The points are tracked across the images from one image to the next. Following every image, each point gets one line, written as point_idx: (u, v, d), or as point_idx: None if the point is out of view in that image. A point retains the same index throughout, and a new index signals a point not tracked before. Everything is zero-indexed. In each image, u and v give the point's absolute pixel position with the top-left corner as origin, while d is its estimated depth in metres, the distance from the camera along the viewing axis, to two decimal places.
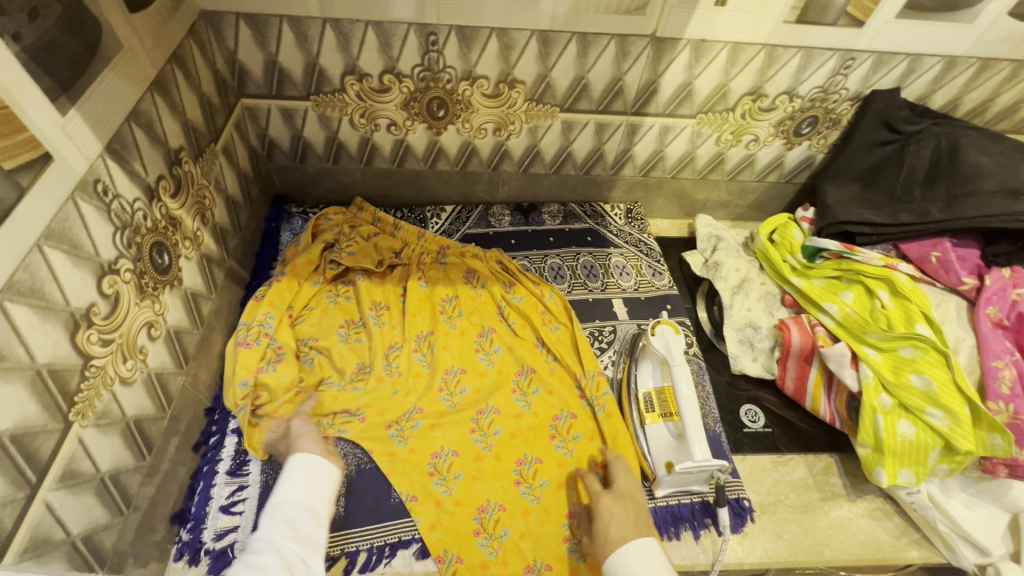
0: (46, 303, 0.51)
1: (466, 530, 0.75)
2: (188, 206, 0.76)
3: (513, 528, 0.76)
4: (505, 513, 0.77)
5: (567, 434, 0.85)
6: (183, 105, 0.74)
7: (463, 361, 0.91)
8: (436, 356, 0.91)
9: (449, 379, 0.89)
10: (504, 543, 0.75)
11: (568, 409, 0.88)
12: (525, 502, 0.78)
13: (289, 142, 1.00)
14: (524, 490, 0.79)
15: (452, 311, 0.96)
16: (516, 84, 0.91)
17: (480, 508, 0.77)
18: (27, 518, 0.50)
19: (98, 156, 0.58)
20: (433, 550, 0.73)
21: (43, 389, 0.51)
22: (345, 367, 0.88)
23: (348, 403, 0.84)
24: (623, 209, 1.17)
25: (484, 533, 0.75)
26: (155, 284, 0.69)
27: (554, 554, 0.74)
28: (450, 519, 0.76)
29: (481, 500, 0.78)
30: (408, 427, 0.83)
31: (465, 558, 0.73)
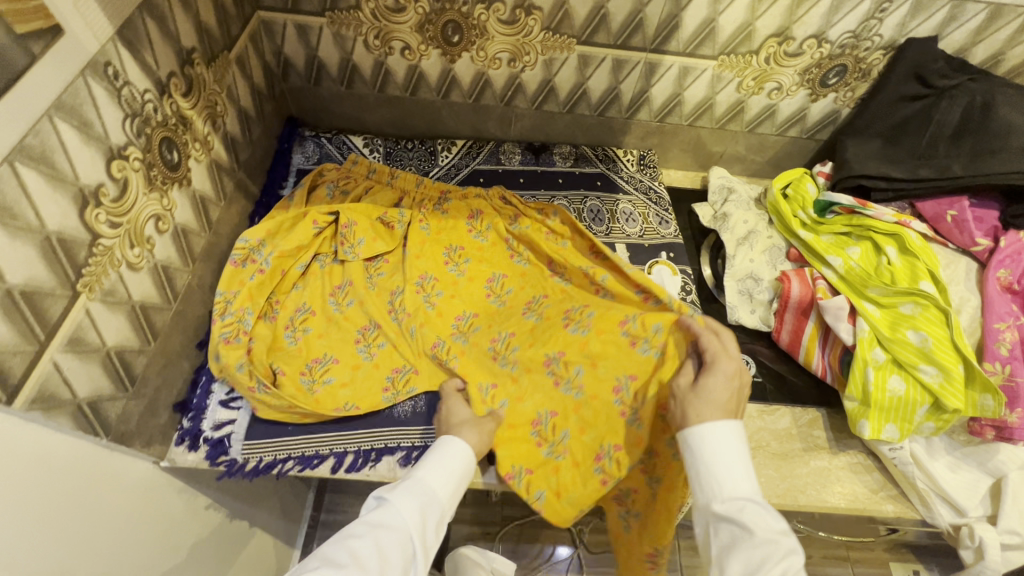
0: (55, 172, 0.53)
1: (527, 444, 0.80)
2: (199, 108, 0.78)
3: (570, 428, 0.79)
4: (558, 416, 0.80)
5: (579, 317, 0.85)
6: (198, 5, 0.75)
7: (474, 306, 0.94)
8: (445, 302, 0.93)
9: (461, 323, 0.91)
10: (568, 444, 0.79)
11: (580, 303, 0.88)
12: (571, 399, 0.80)
13: (304, 62, 1.00)
14: (564, 388, 0.81)
15: (458, 259, 0.98)
16: (534, 11, 0.88)
17: (535, 421, 0.81)
18: (36, 371, 0.53)
19: (109, 39, 0.59)
20: (503, 469, 0.77)
21: (51, 253, 0.54)
22: (364, 309, 0.90)
23: (371, 335, 0.88)
24: (636, 155, 1.15)
25: (546, 443, 0.79)
26: (164, 179, 0.71)
27: (617, 435, 0.76)
28: (511, 439, 0.79)
29: (532, 414, 0.81)
30: (447, 356, 0.85)
31: (533, 469, 0.79)
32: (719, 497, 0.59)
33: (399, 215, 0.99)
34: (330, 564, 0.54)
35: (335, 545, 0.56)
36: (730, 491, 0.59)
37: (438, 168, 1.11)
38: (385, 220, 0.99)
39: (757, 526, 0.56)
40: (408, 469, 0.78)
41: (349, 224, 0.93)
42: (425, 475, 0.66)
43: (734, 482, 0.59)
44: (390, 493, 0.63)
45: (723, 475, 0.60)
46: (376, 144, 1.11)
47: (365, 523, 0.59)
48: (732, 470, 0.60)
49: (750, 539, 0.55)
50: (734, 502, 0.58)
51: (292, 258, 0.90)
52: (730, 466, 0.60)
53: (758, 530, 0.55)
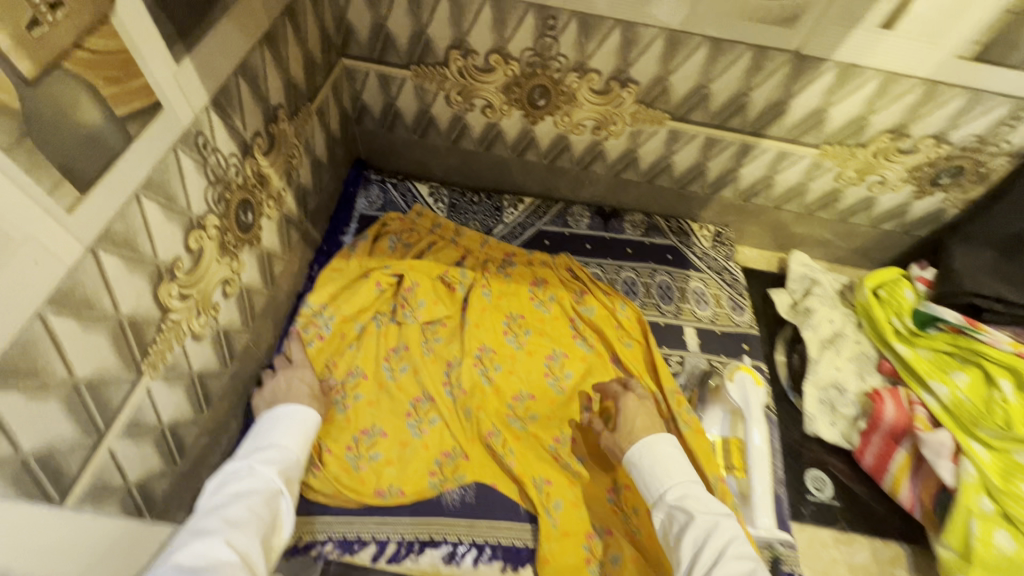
0: (135, 254, 0.50)
1: (577, 560, 0.73)
2: (278, 164, 0.74)
3: (624, 553, 0.74)
4: (613, 537, 0.75)
5: None
6: (289, 60, 0.72)
7: (533, 387, 0.88)
8: (503, 378, 0.87)
9: (517, 405, 0.86)
10: (616, 570, 0.73)
11: None
12: (628, 528, 0.76)
13: (381, 109, 0.97)
14: (621, 517, 0.77)
15: (519, 329, 0.93)
16: (629, 84, 0.83)
17: (589, 534, 0.75)
18: (92, 462, 0.50)
19: (204, 108, 0.56)
20: None
21: (122, 337, 0.50)
22: (418, 380, 0.86)
23: (423, 410, 0.83)
24: (712, 230, 1.08)
25: (595, 561, 0.74)
26: (236, 242, 0.68)
27: None
28: (561, 551, 0.73)
29: (587, 527, 0.76)
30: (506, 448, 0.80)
31: None
32: (664, 495, 0.64)
33: (459, 275, 0.95)
34: (196, 535, 0.49)
35: (199, 523, 0.51)
36: (675, 484, 0.64)
37: (503, 224, 1.06)
38: (444, 280, 0.95)
39: (704, 511, 0.61)
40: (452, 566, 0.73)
41: (411, 285, 0.91)
42: (279, 439, 0.63)
43: (676, 480, 0.65)
44: (246, 460, 0.59)
45: (667, 475, 0.65)
46: (442, 194, 1.07)
47: (224, 494, 0.54)
48: (673, 469, 0.66)
49: (694, 521, 0.60)
50: (679, 494, 0.63)
51: (350, 317, 0.87)
52: (671, 466, 0.66)
53: (702, 517, 0.60)
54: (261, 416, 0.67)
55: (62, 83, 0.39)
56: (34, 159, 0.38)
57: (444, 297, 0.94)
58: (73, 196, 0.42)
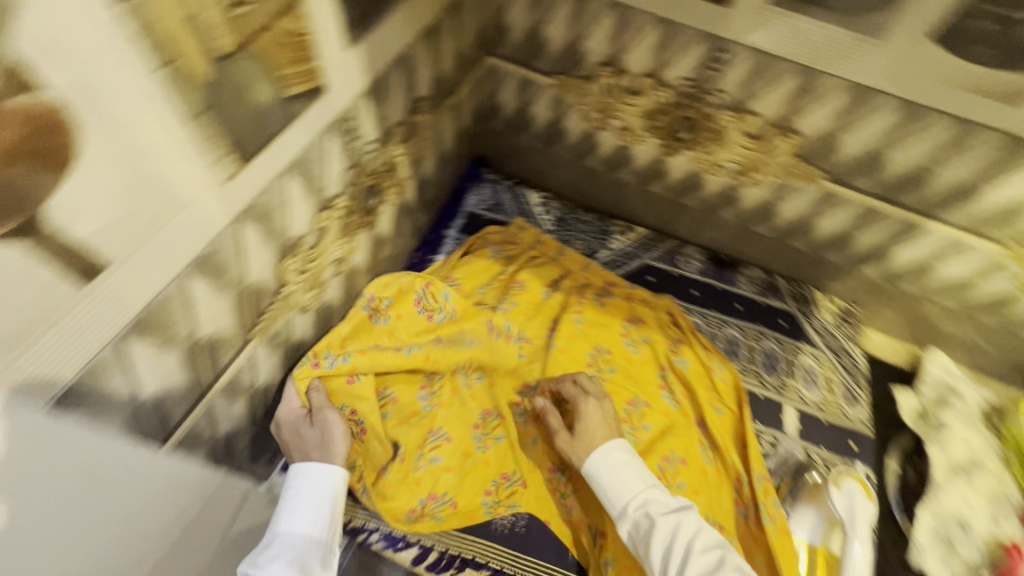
0: (271, 227, 0.51)
1: None
2: (409, 154, 0.75)
3: None
4: None
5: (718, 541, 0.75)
6: (443, 54, 0.71)
7: None
8: (578, 414, 0.83)
9: None
10: None
11: (718, 508, 0.77)
12: None
13: (513, 112, 0.95)
14: None
15: (603, 365, 0.89)
16: (790, 133, 0.75)
17: None
18: (193, 413, 0.52)
19: (360, 95, 0.56)
20: None
21: (243, 302, 0.52)
22: (491, 392, 0.84)
23: (491, 424, 0.82)
24: (838, 306, 0.97)
25: None
26: (357, 224, 0.68)
27: None
28: None
29: None
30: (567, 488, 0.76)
31: None
32: (626, 509, 0.67)
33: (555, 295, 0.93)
34: None
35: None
36: (634, 494, 0.68)
37: (608, 250, 1.02)
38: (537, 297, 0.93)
39: (664, 513, 0.65)
40: None
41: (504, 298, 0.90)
42: (286, 528, 0.59)
43: (630, 489, 0.68)
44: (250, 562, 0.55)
45: (624, 488, 0.68)
46: (552, 207, 1.05)
47: None
48: (626, 477, 0.69)
49: (657, 527, 0.64)
50: (639, 504, 0.67)
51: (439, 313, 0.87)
52: (626, 475, 0.69)
53: (663, 519, 0.64)
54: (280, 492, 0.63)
55: (249, 61, 0.40)
56: (210, 131, 0.39)
57: (534, 314, 0.92)
58: (234, 167, 0.43)
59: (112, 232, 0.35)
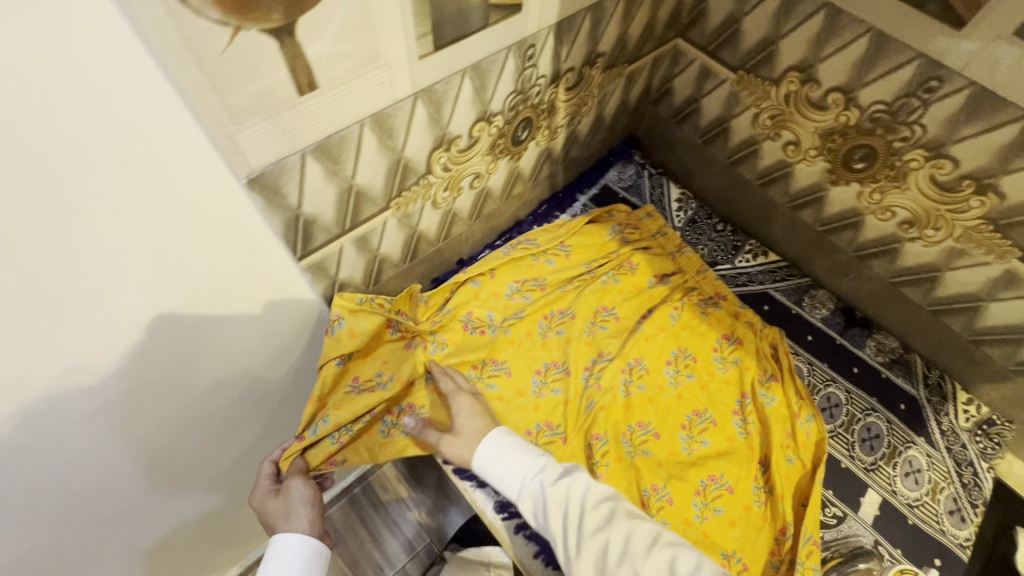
0: (437, 116, 0.59)
1: None
2: (570, 104, 0.79)
3: None
4: None
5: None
6: (634, 19, 0.74)
7: (663, 427, 0.81)
8: (639, 401, 0.83)
9: (637, 433, 0.81)
10: None
11: (748, 551, 0.73)
12: None
13: (684, 100, 0.95)
14: None
15: (682, 368, 0.86)
16: (988, 192, 0.66)
17: None
18: (328, 247, 0.63)
19: (547, 27, 0.61)
20: None
21: (393, 172, 0.61)
22: (565, 349, 0.86)
23: (553, 376, 0.84)
24: (980, 414, 0.83)
25: None
26: (504, 149, 0.75)
27: None
28: None
29: None
30: (603, 461, 0.78)
31: None
32: (522, 485, 0.59)
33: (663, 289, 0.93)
34: None
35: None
36: (522, 479, 0.59)
37: (731, 265, 0.98)
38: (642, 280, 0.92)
39: (556, 484, 0.57)
40: (498, 517, 0.75)
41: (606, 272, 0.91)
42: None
43: (519, 464, 0.60)
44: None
45: (510, 464, 0.61)
46: (689, 206, 1.04)
47: None
48: (516, 456, 0.61)
49: (548, 499, 0.56)
50: (533, 478, 0.59)
51: (542, 267, 0.90)
52: (511, 460, 0.61)
53: (554, 488, 0.56)
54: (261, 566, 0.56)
55: None
56: (421, 9, 0.47)
57: (633, 295, 0.92)
58: (428, 49, 0.51)
59: (330, 56, 0.44)
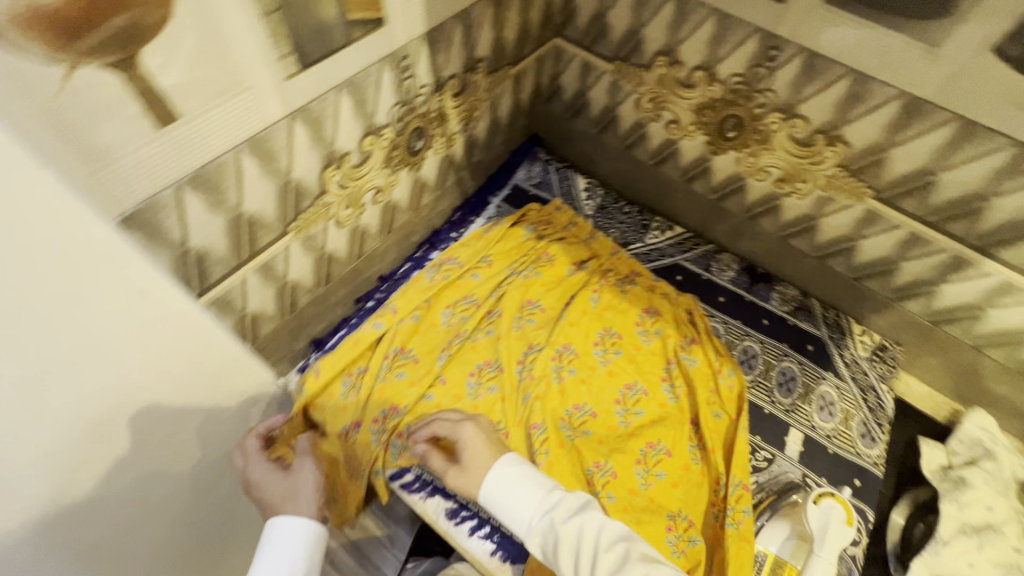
0: (319, 135, 0.60)
1: None
2: (460, 110, 0.81)
3: None
4: None
5: (684, 533, 0.74)
6: (507, 23, 0.78)
7: (599, 405, 0.84)
8: (573, 384, 0.86)
9: (575, 415, 0.83)
10: None
11: (693, 507, 0.76)
12: None
13: (573, 95, 1.00)
14: None
15: (610, 346, 0.90)
16: (837, 142, 0.73)
17: None
18: (228, 280, 0.62)
19: (417, 38, 0.64)
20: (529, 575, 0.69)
21: (284, 196, 0.61)
22: (495, 347, 0.88)
23: (487, 375, 0.86)
24: (875, 342, 0.92)
25: None
26: (400, 160, 0.76)
27: None
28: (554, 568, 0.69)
29: None
30: (546, 450, 0.79)
31: None
32: (530, 524, 0.57)
33: (582, 274, 0.97)
34: None
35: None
36: (527, 512, 0.58)
37: (642, 243, 1.03)
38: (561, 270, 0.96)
39: (568, 525, 0.55)
40: (452, 524, 0.74)
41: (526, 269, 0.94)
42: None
43: (529, 500, 0.58)
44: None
45: (520, 501, 0.58)
46: (596, 193, 1.09)
47: None
48: (524, 493, 0.59)
49: (561, 543, 0.54)
50: (541, 517, 0.57)
51: (469, 283, 0.93)
52: (518, 492, 0.59)
53: (566, 527, 0.55)
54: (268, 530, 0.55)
55: None
56: (278, 31, 0.48)
57: (555, 285, 0.95)
58: (294, 69, 0.52)
59: (187, 74, 0.44)
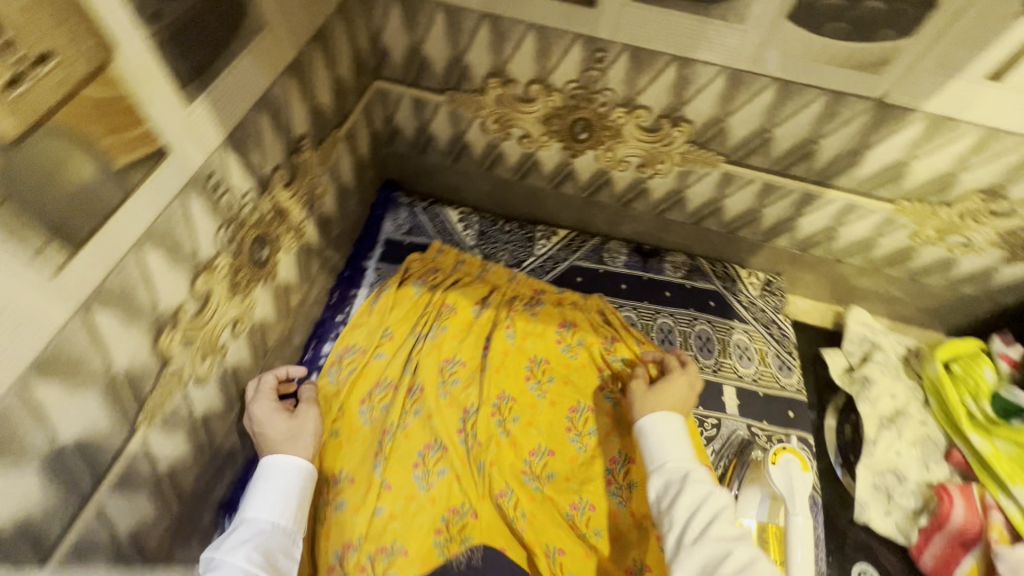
0: (133, 308, 0.47)
1: None
2: (299, 196, 0.70)
3: None
4: None
5: None
6: (317, 88, 0.68)
7: (553, 442, 0.82)
8: (521, 431, 0.82)
9: (535, 462, 0.80)
10: None
11: None
12: None
13: (414, 132, 0.92)
14: None
15: (542, 376, 0.87)
16: (681, 123, 0.75)
17: None
18: (77, 523, 0.47)
19: (217, 149, 0.52)
20: None
21: (115, 394, 0.48)
22: (429, 426, 0.81)
23: (432, 460, 0.79)
24: (762, 279, 1.00)
25: None
26: (249, 279, 0.64)
27: None
28: None
29: None
30: (518, 513, 0.75)
31: None
32: (665, 465, 0.66)
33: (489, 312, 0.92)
34: None
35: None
36: (672, 461, 0.66)
37: (534, 257, 1.01)
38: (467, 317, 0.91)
39: (700, 481, 0.63)
40: None
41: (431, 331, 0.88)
42: (255, 514, 0.55)
43: (679, 452, 0.67)
44: (213, 548, 0.51)
45: (670, 448, 0.67)
46: (472, 221, 1.03)
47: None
48: (675, 446, 0.68)
49: (686, 490, 0.62)
50: (680, 467, 0.65)
51: (377, 369, 0.85)
52: (675, 444, 0.68)
53: (696, 484, 0.62)
54: (264, 467, 0.58)
55: (51, 143, 0.36)
56: (17, 224, 0.35)
57: (467, 334, 0.90)
58: (62, 258, 0.39)
59: None
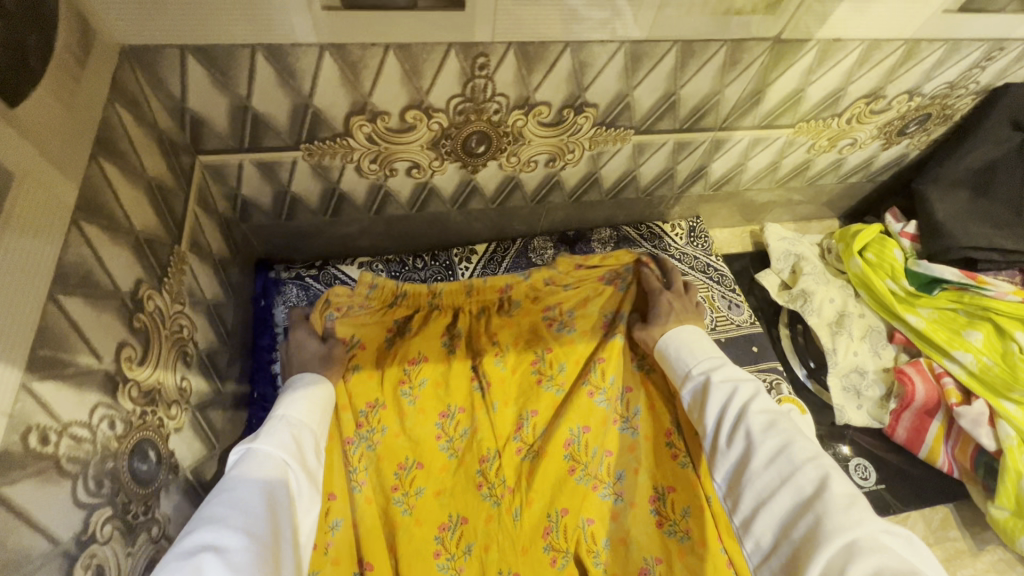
0: None
1: None
2: (165, 358, 0.51)
3: None
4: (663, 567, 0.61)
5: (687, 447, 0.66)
6: (128, 212, 0.48)
7: (597, 439, 0.68)
8: (549, 447, 0.68)
9: (582, 466, 0.66)
10: None
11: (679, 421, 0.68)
12: (676, 543, 0.61)
13: (271, 200, 0.72)
14: (669, 531, 0.62)
15: (554, 375, 0.73)
16: (586, 109, 0.67)
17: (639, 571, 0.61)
18: None
19: (20, 395, 0.33)
20: None
21: None
22: (441, 501, 0.66)
23: (456, 539, 0.64)
24: (685, 226, 0.97)
25: None
26: (145, 505, 0.46)
27: None
28: None
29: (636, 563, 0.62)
30: (567, 541, 0.63)
31: None
32: (691, 372, 0.62)
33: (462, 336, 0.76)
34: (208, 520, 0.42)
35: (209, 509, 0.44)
36: (699, 364, 0.62)
37: None
38: (445, 355, 0.74)
39: (724, 377, 0.59)
40: None
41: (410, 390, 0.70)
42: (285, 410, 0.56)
43: (706, 355, 0.63)
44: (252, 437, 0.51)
45: (693, 354, 0.64)
46: (377, 270, 0.86)
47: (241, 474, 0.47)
48: (701, 350, 0.64)
49: (712, 391, 0.59)
50: (706, 367, 0.62)
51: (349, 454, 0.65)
52: (697, 350, 0.64)
53: (725, 380, 0.59)
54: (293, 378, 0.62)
55: None
56: None
57: (451, 369, 0.72)
58: None
59: None
